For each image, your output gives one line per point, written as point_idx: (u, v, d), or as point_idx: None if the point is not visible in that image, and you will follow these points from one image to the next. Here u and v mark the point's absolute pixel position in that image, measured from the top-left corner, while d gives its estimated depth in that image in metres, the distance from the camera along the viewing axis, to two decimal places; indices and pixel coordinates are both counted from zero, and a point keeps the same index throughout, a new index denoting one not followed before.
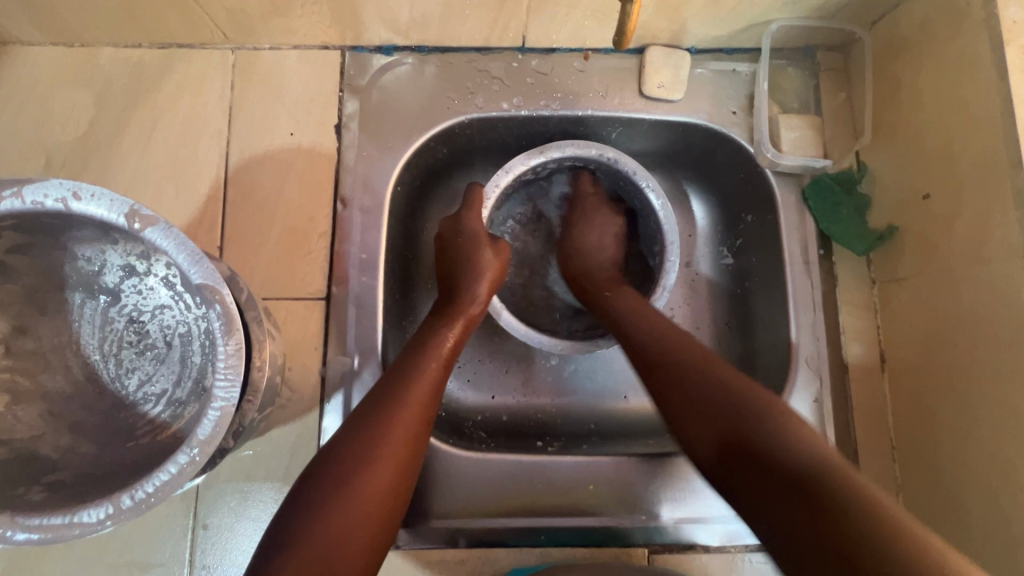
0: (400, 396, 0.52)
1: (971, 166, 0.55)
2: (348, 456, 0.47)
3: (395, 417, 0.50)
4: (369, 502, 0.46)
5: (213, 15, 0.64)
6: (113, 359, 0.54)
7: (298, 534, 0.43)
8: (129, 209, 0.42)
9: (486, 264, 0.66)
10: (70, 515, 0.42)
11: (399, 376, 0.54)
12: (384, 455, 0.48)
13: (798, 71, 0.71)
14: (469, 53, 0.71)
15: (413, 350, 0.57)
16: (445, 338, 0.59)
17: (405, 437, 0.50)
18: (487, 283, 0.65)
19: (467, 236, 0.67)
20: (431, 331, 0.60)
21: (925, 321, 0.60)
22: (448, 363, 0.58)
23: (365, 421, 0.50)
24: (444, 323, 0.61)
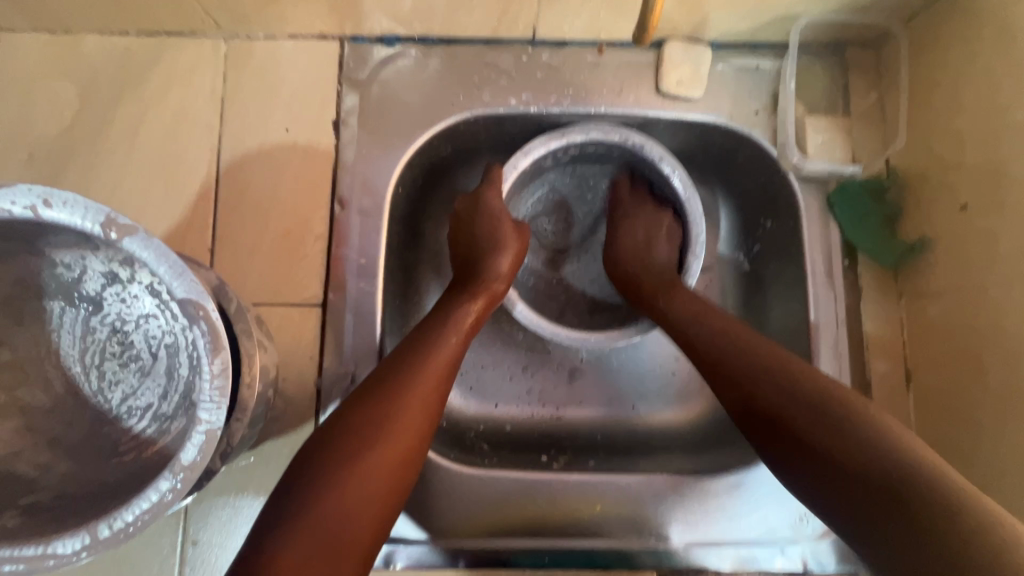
0: (414, 375, 0.50)
1: (1017, 177, 0.50)
2: (357, 434, 0.46)
3: (408, 397, 0.48)
4: (375, 483, 0.45)
5: (204, 1, 0.59)
6: (94, 371, 0.51)
7: (299, 508, 0.42)
8: (105, 217, 0.39)
9: (507, 241, 0.63)
10: (43, 545, 0.39)
11: (415, 354, 0.52)
12: (394, 436, 0.47)
13: (826, 68, 0.67)
14: (475, 45, 0.67)
15: (432, 324, 0.55)
16: (465, 315, 0.56)
17: (416, 420, 0.48)
18: (510, 258, 0.63)
19: (486, 214, 0.64)
20: (453, 304, 0.58)
21: (957, 341, 0.57)
22: (466, 341, 0.56)
23: (382, 392, 0.48)
24: (463, 299, 0.58)
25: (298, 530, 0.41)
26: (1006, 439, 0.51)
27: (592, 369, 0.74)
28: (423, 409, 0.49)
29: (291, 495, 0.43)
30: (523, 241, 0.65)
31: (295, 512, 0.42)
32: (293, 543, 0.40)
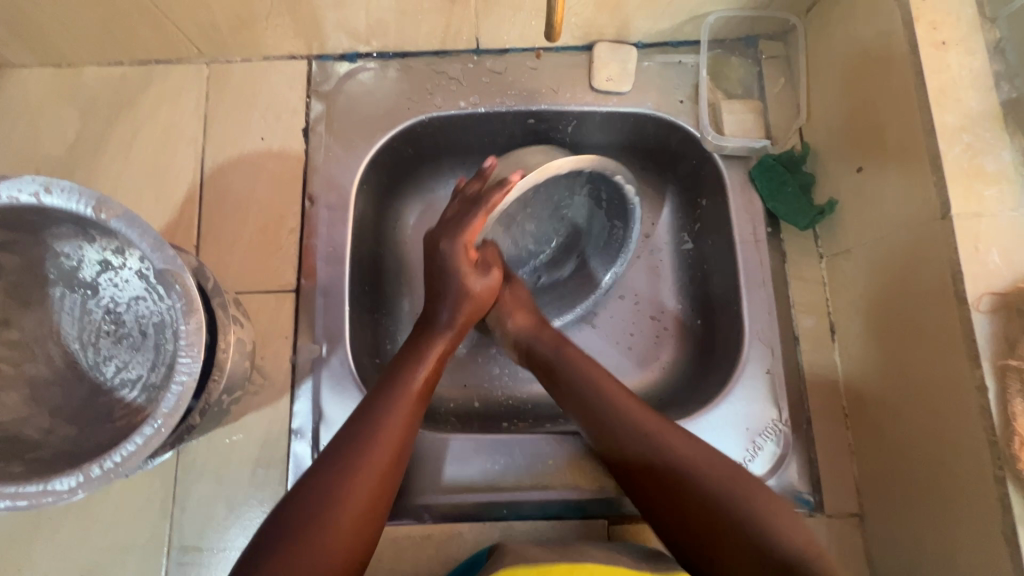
0: (374, 433, 0.52)
1: (896, 136, 0.57)
2: (324, 498, 0.48)
3: (367, 455, 0.51)
4: (339, 538, 0.47)
5: (186, 31, 0.69)
6: (91, 347, 0.58)
7: (268, 569, 0.44)
8: (95, 201, 0.46)
9: (473, 291, 0.63)
10: (44, 483, 0.45)
11: (374, 412, 0.54)
12: (358, 492, 0.49)
13: (741, 60, 0.75)
14: (427, 57, 0.76)
15: (383, 386, 0.57)
16: (419, 373, 0.58)
17: (377, 477, 0.51)
18: (466, 313, 0.63)
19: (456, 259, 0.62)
20: (400, 368, 0.59)
21: (867, 289, 0.62)
22: (422, 398, 0.58)
23: (330, 469, 0.50)
24: (421, 357, 0.60)
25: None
26: (909, 371, 0.56)
27: None
28: (386, 463, 0.52)
29: (260, 559, 0.45)
30: (490, 291, 0.64)
31: (266, 571, 0.44)
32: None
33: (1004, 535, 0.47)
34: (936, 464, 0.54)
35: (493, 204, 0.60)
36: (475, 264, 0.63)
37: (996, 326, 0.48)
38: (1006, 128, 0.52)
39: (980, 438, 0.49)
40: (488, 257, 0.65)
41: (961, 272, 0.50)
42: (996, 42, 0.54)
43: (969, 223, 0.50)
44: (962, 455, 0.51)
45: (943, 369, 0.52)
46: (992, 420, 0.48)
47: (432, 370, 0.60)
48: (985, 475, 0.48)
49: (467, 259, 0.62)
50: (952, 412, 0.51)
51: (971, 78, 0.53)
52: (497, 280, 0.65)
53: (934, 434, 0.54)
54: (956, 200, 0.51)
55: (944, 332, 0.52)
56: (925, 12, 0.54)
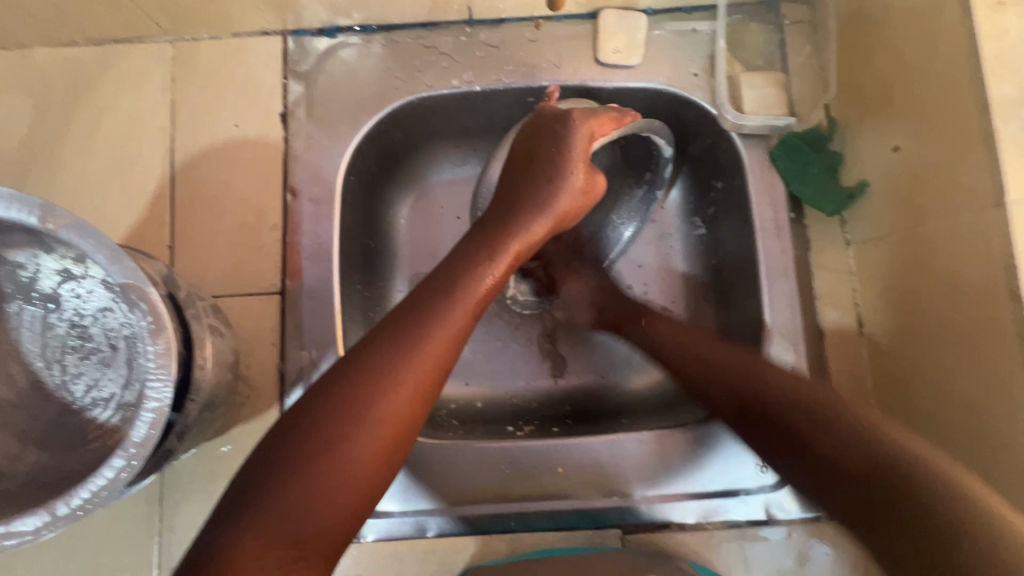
0: (409, 349, 0.44)
1: (941, 112, 0.51)
2: (343, 414, 0.41)
3: (396, 376, 0.43)
4: (356, 474, 0.41)
5: (144, 5, 0.61)
6: (57, 365, 0.53)
7: (268, 502, 0.38)
8: (40, 209, 0.41)
9: (562, 189, 0.56)
10: (4, 524, 0.41)
11: (416, 321, 0.46)
12: (382, 420, 0.42)
13: (760, 27, 0.68)
14: (415, 30, 0.68)
15: (444, 282, 0.49)
16: (481, 279, 0.50)
17: (407, 404, 0.43)
18: (544, 225, 0.55)
19: (561, 150, 0.55)
20: (468, 259, 0.51)
21: (901, 282, 0.57)
22: (480, 307, 0.49)
23: (378, 356, 0.44)
24: (490, 252, 0.52)
25: (268, 530, 0.37)
26: (950, 371, 0.52)
27: (562, 331, 0.75)
28: (416, 391, 0.43)
29: (257, 481, 0.39)
30: (570, 205, 0.56)
31: (259, 508, 0.38)
32: (256, 540, 0.37)
33: None
34: (978, 472, 0.50)
35: (602, 128, 0.55)
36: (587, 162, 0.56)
37: None
38: None
39: None
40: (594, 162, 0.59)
41: (1016, 265, 0.45)
42: None
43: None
44: (1011, 467, 0.46)
45: (992, 370, 0.47)
46: None
47: (502, 269, 0.52)
48: None
49: (585, 152, 0.55)
50: (999, 417, 0.47)
51: None
52: (602, 187, 0.59)
53: (978, 441, 0.49)
54: (1011, 185, 0.45)
55: (992, 331, 0.47)
56: None
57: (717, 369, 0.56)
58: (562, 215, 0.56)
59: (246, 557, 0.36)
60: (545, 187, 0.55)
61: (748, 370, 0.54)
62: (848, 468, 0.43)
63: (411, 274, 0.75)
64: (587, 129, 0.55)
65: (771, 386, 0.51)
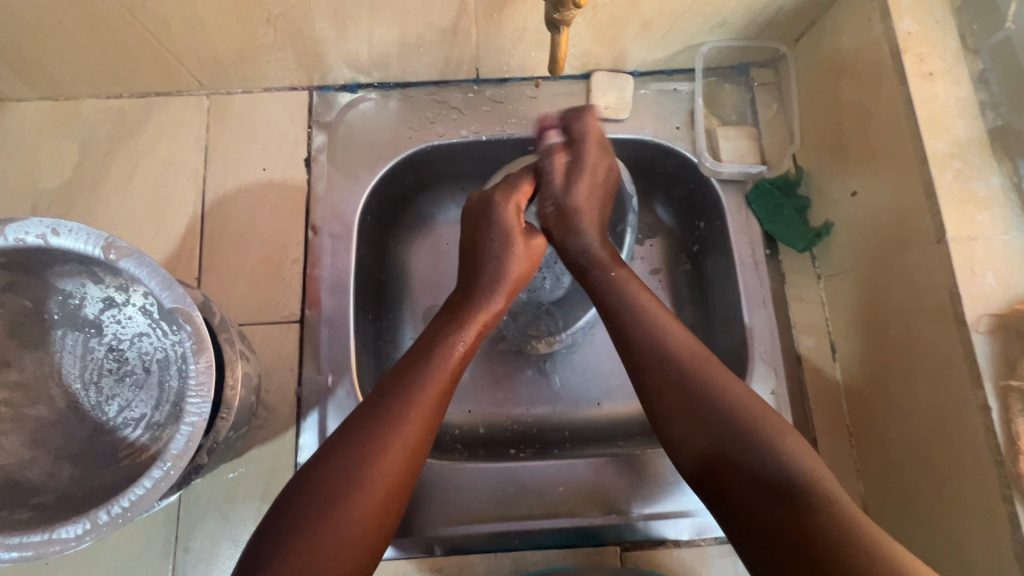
0: (402, 413, 0.49)
1: (889, 162, 0.59)
2: (341, 477, 0.45)
3: (392, 440, 0.47)
4: (354, 535, 0.44)
5: (187, 65, 0.69)
6: (93, 387, 0.57)
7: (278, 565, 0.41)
8: (104, 242, 0.46)
9: (511, 255, 0.63)
10: (48, 532, 0.44)
11: (404, 389, 0.50)
12: (379, 482, 0.46)
13: (733, 87, 0.77)
14: (428, 87, 0.76)
15: (422, 355, 0.54)
16: (454, 348, 0.55)
17: (399, 464, 0.47)
18: (504, 295, 0.62)
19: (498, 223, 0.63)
20: (443, 332, 0.56)
21: (865, 310, 0.63)
22: (455, 373, 0.55)
23: (371, 421, 0.48)
24: (462, 323, 0.58)
25: None
26: (909, 388, 0.57)
27: (560, 359, 0.80)
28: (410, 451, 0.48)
29: (267, 546, 0.42)
30: (529, 260, 0.64)
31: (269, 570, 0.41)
32: None
33: (1014, 556, 0.47)
34: (940, 483, 0.54)
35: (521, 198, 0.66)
36: (523, 231, 0.65)
37: (996, 347, 0.50)
38: (993, 155, 0.54)
39: (984, 457, 0.49)
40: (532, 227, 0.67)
41: (958, 293, 0.51)
42: (980, 72, 0.57)
43: (964, 246, 0.52)
44: (969, 478, 0.51)
45: (945, 387, 0.53)
46: (996, 440, 0.48)
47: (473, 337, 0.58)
48: (991, 495, 0.49)
49: (517, 222, 0.64)
50: (954, 430, 0.52)
51: (958, 107, 0.55)
52: (542, 245, 0.66)
53: (938, 455, 0.54)
54: (950, 224, 0.52)
55: (944, 351, 0.53)
56: (912, 44, 0.57)
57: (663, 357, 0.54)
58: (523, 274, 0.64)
59: None
60: (497, 256, 0.63)
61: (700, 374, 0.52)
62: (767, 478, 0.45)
63: (419, 307, 0.80)
64: (512, 205, 0.64)
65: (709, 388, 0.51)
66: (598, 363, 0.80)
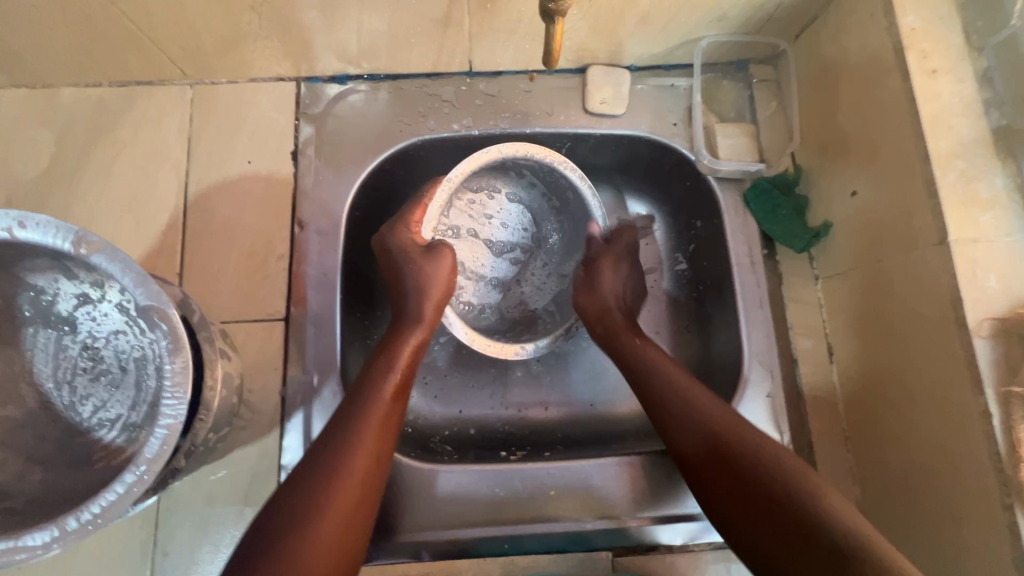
0: (344, 448, 0.51)
1: (891, 162, 0.58)
2: (291, 519, 0.46)
3: (338, 476, 0.49)
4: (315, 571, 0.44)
5: (169, 53, 0.67)
6: (66, 386, 0.55)
7: None
8: (75, 236, 0.44)
9: (430, 274, 0.63)
10: (14, 539, 0.42)
11: (344, 428, 0.52)
12: (330, 517, 0.47)
13: (732, 83, 0.76)
14: (419, 79, 0.74)
15: (357, 394, 0.55)
16: (386, 379, 0.57)
17: (348, 497, 0.49)
18: (430, 308, 0.63)
19: (395, 249, 0.64)
20: (373, 368, 0.58)
21: (863, 311, 0.62)
22: (395, 403, 0.56)
23: (315, 464, 0.50)
24: (390, 356, 0.59)
25: None
26: (908, 393, 0.56)
27: (554, 358, 0.78)
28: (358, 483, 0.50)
29: None
30: (449, 275, 0.65)
31: None
32: None
33: (1013, 564, 0.46)
34: (938, 489, 0.53)
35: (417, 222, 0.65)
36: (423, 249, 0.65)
37: (998, 352, 0.49)
38: (997, 155, 0.53)
39: (985, 464, 0.48)
40: (438, 242, 0.66)
41: (960, 296, 0.50)
42: (984, 69, 0.55)
43: (966, 248, 0.51)
44: (968, 484, 0.50)
45: (944, 392, 0.52)
46: (997, 447, 0.47)
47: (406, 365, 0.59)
48: (991, 502, 0.48)
49: (413, 245, 0.64)
50: (953, 436, 0.51)
51: (962, 105, 0.54)
52: (451, 258, 0.65)
53: (936, 461, 0.53)
54: (953, 226, 0.51)
55: (944, 355, 0.52)
56: (916, 40, 0.55)
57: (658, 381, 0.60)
58: (450, 290, 0.65)
59: None
60: (410, 279, 0.63)
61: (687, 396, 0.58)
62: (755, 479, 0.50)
63: None
64: (405, 233, 0.65)
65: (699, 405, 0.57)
66: (591, 363, 0.78)
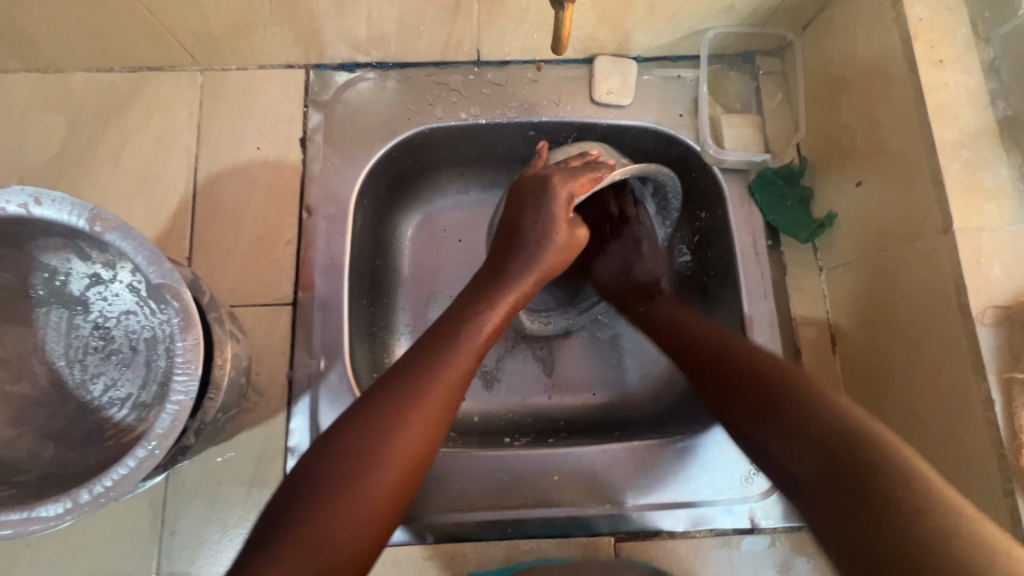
0: (429, 385, 0.48)
1: (897, 152, 0.58)
2: (360, 446, 0.44)
3: (416, 415, 0.46)
4: (379, 503, 0.43)
5: (180, 38, 0.67)
6: (78, 364, 0.56)
7: (300, 525, 0.40)
8: (89, 213, 0.44)
9: (549, 245, 0.60)
10: (27, 510, 0.43)
11: (428, 362, 0.49)
12: (400, 458, 0.44)
13: (738, 75, 0.76)
14: (428, 68, 0.75)
15: (450, 331, 0.52)
16: (483, 326, 0.54)
17: (420, 443, 0.46)
18: (541, 269, 0.60)
19: (546, 207, 0.59)
20: (472, 309, 0.55)
21: (867, 301, 0.63)
22: (483, 351, 0.53)
23: (401, 390, 0.47)
24: (493, 298, 0.56)
25: (298, 538, 0.40)
26: (911, 381, 0.57)
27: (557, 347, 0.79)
28: (426, 436, 0.46)
29: (292, 504, 0.42)
30: (570, 249, 0.62)
31: (293, 525, 0.40)
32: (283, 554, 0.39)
33: None
34: (939, 476, 0.54)
35: (577, 189, 0.59)
36: (569, 218, 0.61)
37: (1000, 339, 0.49)
38: (1002, 145, 0.53)
39: (986, 450, 0.49)
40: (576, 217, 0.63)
41: (964, 285, 0.50)
42: (990, 60, 0.56)
43: (971, 237, 0.51)
44: (970, 472, 0.50)
45: (949, 381, 0.52)
46: (999, 433, 0.47)
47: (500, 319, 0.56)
48: (992, 487, 0.48)
49: (565, 211, 0.60)
50: (954, 424, 0.52)
51: (968, 96, 0.54)
52: (583, 238, 0.63)
53: (937, 449, 0.54)
54: (958, 215, 0.52)
55: (947, 344, 0.52)
56: (923, 31, 0.56)
57: (722, 355, 0.56)
58: (563, 258, 0.61)
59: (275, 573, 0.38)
60: (534, 229, 0.60)
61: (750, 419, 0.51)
62: (828, 435, 0.44)
63: (411, 297, 0.79)
64: (566, 191, 0.59)
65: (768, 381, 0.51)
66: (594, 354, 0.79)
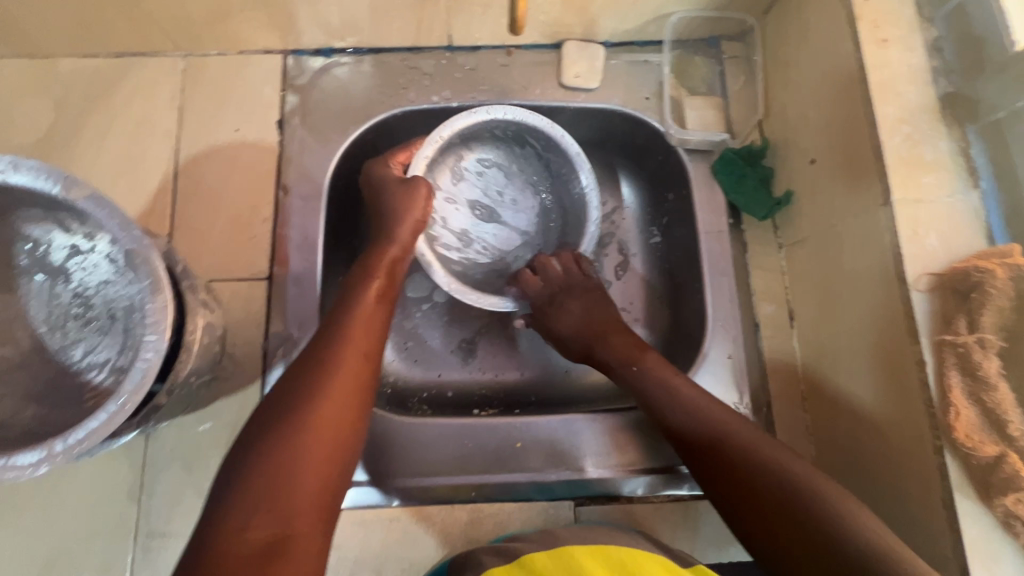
0: (329, 350, 0.50)
1: (845, 129, 0.60)
2: (278, 415, 0.45)
3: (324, 373, 0.48)
4: (314, 456, 0.44)
5: (161, 24, 0.70)
6: (59, 331, 0.58)
7: (237, 497, 0.41)
8: (63, 180, 0.47)
9: (410, 204, 0.64)
10: (6, 457, 0.46)
11: (326, 335, 0.52)
12: (321, 411, 0.46)
13: (704, 59, 0.78)
14: (402, 53, 0.77)
15: (338, 309, 0.55)
16: (366, 292, 0.56)
17: (336, 395, 0.47)
18: (410, 224, 0.63)
19: (377, 181, 0.67)
20: (352, 286, 0.57)
21: (819, 274, 0.65)
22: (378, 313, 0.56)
23: (305, 363, 0.49)
24: (370, 269, 0.59)
25: (242, 509, 0.40)
26: (856, 349, 0.59)
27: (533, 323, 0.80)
28: (342, 390, 0.48)
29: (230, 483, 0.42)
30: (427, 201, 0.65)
31: (234, 502, 0.41)
32: (239, 527, 0.40)
33: (942, 503, 0.49)
34: (880, 439, 0.56)
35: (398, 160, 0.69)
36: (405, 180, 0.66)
37: (933, 305, 0.51)
38: (943, 119, 0.55)
39: (919, 410, 0.51)
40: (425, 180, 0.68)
41: (900, 253, 0.52)
42: (934, 39, 0.58)
43: (910, 208, 0.53)
44: (906, 432, 0.53)
45: (890, 347, 0.54)
46: (930, 393, 0.50)
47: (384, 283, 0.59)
48: (924, 446, 0.50)
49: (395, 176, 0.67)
50: (894, 387, 0.54)
51: (910, 73, 0.56)
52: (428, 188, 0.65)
53: (878, 411, 0.56)
54: (897, 187, 0.53)
55: (887, 310, 0.54)
56: (868, 11, 0.58)
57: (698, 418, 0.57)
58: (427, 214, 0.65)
59: (235, 545, 0.39)
60: (390, 205, 0.64)
61: (727, 417, 0.57)
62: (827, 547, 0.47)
63: None
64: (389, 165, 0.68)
65: (754, 450, 0.53)
66: None
